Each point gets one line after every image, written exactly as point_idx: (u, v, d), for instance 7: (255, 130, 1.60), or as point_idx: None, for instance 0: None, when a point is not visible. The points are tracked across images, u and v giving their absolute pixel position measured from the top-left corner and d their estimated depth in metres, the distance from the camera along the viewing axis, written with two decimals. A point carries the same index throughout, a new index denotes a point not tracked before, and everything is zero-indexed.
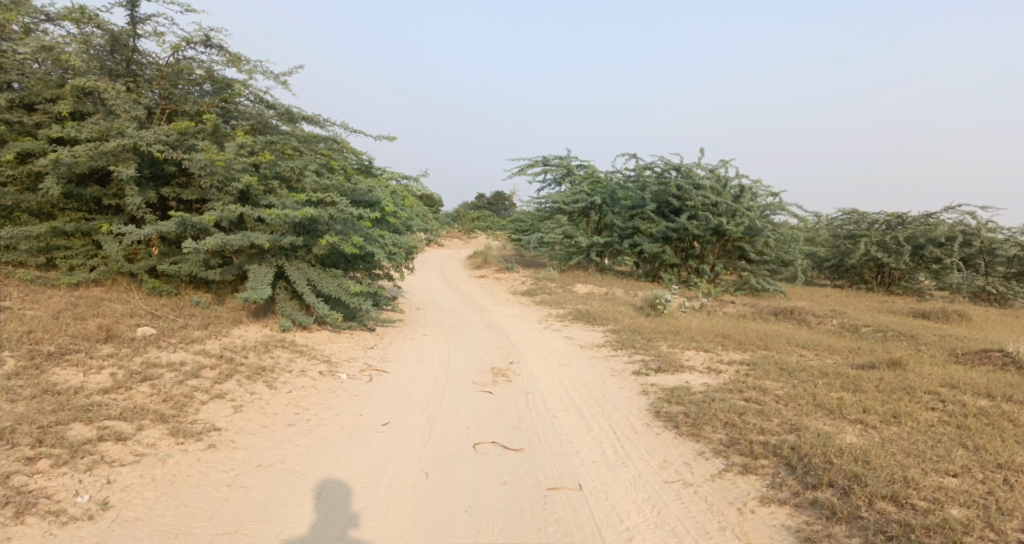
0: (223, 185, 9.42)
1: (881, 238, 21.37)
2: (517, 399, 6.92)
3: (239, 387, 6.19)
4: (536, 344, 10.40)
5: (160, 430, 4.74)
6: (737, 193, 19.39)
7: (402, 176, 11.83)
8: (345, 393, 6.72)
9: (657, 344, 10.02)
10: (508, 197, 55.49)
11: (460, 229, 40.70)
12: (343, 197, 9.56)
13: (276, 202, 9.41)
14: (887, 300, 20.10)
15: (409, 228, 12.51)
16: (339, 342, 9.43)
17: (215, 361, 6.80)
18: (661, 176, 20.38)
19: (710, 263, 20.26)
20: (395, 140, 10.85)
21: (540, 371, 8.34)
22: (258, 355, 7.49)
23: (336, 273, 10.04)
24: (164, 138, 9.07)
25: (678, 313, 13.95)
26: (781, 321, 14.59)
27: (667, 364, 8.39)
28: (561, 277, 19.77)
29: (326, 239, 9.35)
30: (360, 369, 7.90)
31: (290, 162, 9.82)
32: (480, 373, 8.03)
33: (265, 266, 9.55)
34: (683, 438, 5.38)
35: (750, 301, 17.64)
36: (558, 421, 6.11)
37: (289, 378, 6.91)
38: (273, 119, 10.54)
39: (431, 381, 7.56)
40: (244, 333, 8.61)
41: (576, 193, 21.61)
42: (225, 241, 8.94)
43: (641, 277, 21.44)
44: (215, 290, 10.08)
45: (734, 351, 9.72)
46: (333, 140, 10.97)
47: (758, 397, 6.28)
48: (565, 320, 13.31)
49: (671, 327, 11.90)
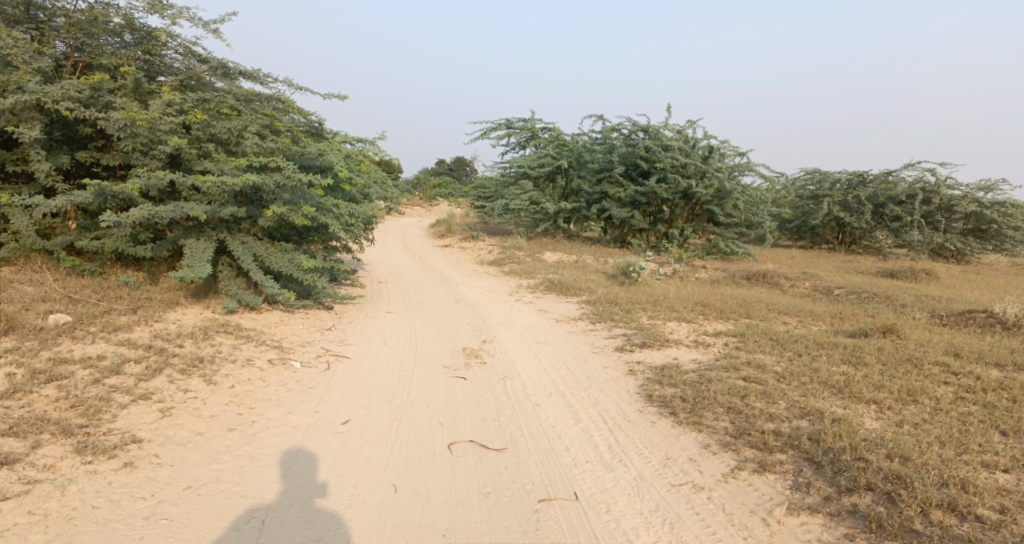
0: (149, 149, 8.38)
1: (846, 197, 21.24)
2: (493, 385, 6.26)
3: (169, 385, 5.34)
4: (508, 319, 9.72)
5: (63, 447, 3.89)
6: (705, 153, 18.85)
7: (356, 139, 10.86)
8: (298, 386, 5.93)
9: (636, 316, 9.43)
10: (469, 163, 54.21)
11: (421, 197, 39.59)
12: (289, 162, 8.62)
13: (212, 168, 8.47)
14: (852, 260, 20.03)
15: (366, 196, 11.58)
16: (292, 323, 8.57)
17: (143, 353, 5.90)
18: (628, 138, 19.70)
19: (679, 227, 19.81)
20: (346, 100, 9.87)
21: (516, 350, 7.68)
22: (196, 343, 6.61)
23: (286, 248, 9.13)
24: (75, 94, 7.95)
25: (651, 280, 13.43)
26: (755, 285, 14.22)
27: (651, 339, 7.80)
28: (528, 245, 19.07)
29: (272, 210, 8.40)
30: (315, 354, 7.09)
31: (227, 123, 8.84)
32: (450, 355, 7.33)
33: (204, 242, 8.58)
34: (684, 428, 4.79)
35: (721, 265, 17.28)
36: (542, 410, 5.49)
37: (231, 370, 6.08)
38: (205, 74, 9.50)
39: (397, 367, 6.83)
40: (181, 317, 7.70)
41: (541, 157, 20.83)
42: (154, 212, 7.97)
43: (608, 243, 20.89)
44: (148, 268, 9.05)
45: (717, 320, 9.21)
46: (276, 99, 9.89)
47: (757, 375, 5.72)
48: (536, 291, 12.66)
49: (647, 296, 11.34)
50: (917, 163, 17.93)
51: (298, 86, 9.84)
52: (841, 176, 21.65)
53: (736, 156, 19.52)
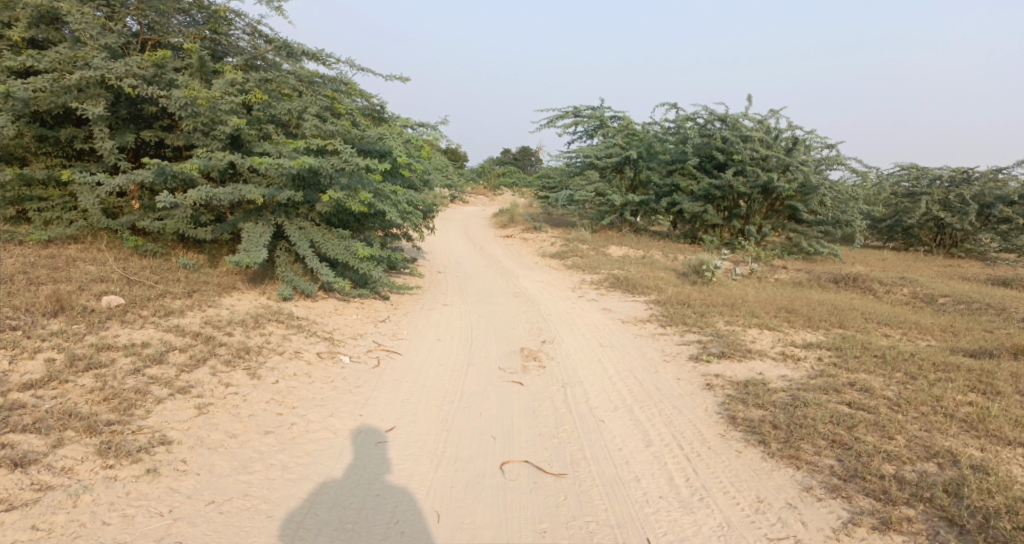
0: (209, 129, 8.18)
1: (946, 196, 19.49)
2: (553, 393, 5.69)
3: (212, 377, 5.01)
4: (570, 318, 9.11)
5: (84, 447, 3.57)
6: (790, 145, 17.59)
7: (418, 123, 10.45)
8: (344, 385, 5.52)
9: (712, 320, 8.65)
10: (535, 152, 53.61)
11: (485, 185, 39.32)
12: (347, 144, 8.29)
13: (271, 149, 8.21)
14: (951, 264, 18.37)
15: (427, 183, 11.19)
16: (347, 313, 8.25)
17: (188, 341, 5.61)
18: (704, 127, 18.60)
19: (756, 224, 18.63)
20: (409, 81, 9.46)
21: (578, 354, 7.08)
22: (246, 332, 6.30)
23: (343, 235, 8.82)
24: (138, 71, 7.79)
25: (727, 281, 12.52)
26: (844, 290, 13.12)
27: (731, 349, 7.04)
28: (593, 238, 18.34)
29: (330, 195, 8.09)
30: (367, 349, 6.70)
31: (287, 104, 8.60)
32: (506, 357, 6.80)
33: (262, 225, 8.35)
34: (778, 463, 4.11)
35: (803, 267, 16.10)
36: (607, 427, 4.89)
37: (278, 362, 5.74)
38: (271, 54, 9.26)
39: (449, 366, 6.35)
40: (235, 303, 7.48)
41: (609, 147, 20.01)
42: (212, 194, 7.76)
43: (678, 238, 19.92)
44: (208, 251, 8.89)
45: (805, 330, 8.33)
46: (339, 80, 9.57)
47: (863, 403, 4.92)
48: (601, 288, 12.02)
49: (724, 298, 10.51)
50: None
51: (361, 67, 9.50)
52: (942, 173, 19.84)
53: (823, 149, 18.15)
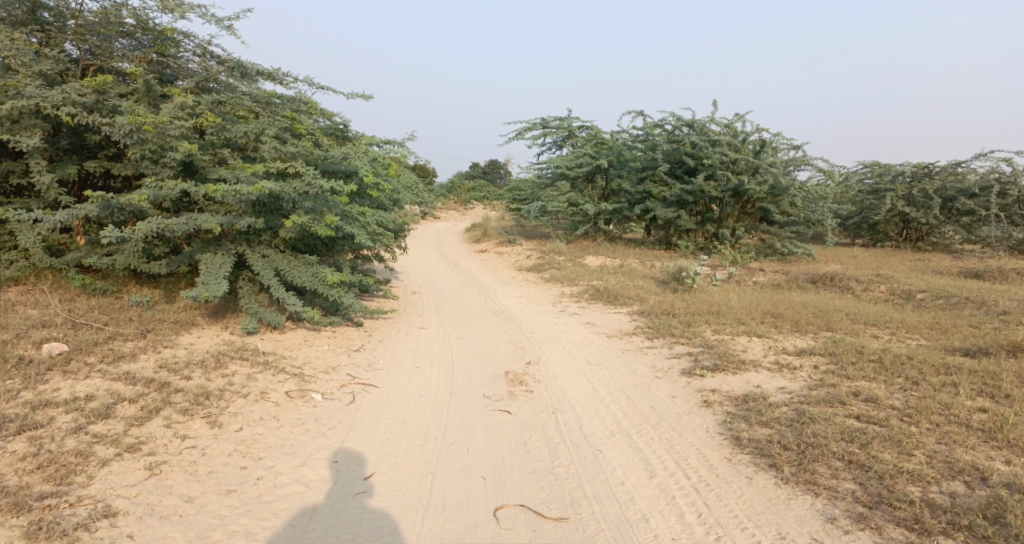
0: (159, 156, 7.68)
1: (910, 191, 19.70)
2: (544, 421, 5.32)
3: (166, 429, 4.53)
4: (553, 335, 8.75)
5: (9, 532, 3.14)
6: (758, 148, 17.57)
7: (384, 141, 10.05)
8: (317, 427, 5.07)
9: (699, 330, 8.36)
10: (504, 165, 53.56)
11: (456, 200, 38.96)
12: (309, 166, 7.87)
13: (227, 175, 7.74)
14: (921, 258, 18.49)
15: (396, 201, 10.78)
16: (318, 344, 7.77)
17: (140, 389, 5.11)
18: (673, 134, 18.52)
19: (730, 227, 18.55)
20: (373, 98, 9.08)
21: (566, 375, 6.73)
22: (206, 374, 5.80)
23: (311, 260, 8.34)
24: (77, 98, 7.31)
25: (708, 287, 12.29)
26: (823, 290, 13.02)
27: (724, 361, 6.73)
28: (569, 249, 18.05)
29: (293, 220, 7.64)
30: (340, 383, 6.24)
31: (243, 127, 8.15)
32: (491, 382, 6.42)
33: (222, 255, 7.85)
34: (794, 490, 3.79)
35: (778, 268, 16.02)
36: (605, 457, 4.54)
37: (242, 405, 5.25)
38: (223, 75, 8.82)
39: (431, 397, 5.95)
40: (196, 340, 6.97)
41: (579, 157, 19.81)
42: (164, 225, 7.25)
43: (653, 245, 19.76)
44: (164, 286, 8.34)
45: (795, 336, 8.09)
46: (298, 100, 9.14)
47: (872, 414, 4.63)
48: (581, 301, 11.71)
49: (707, 306, 10.27)
50: (993, 152, 16.40)
51: (321, 86, 9.08)
52: (905, 168, 20.06)
53: (790, 151, 18.20)
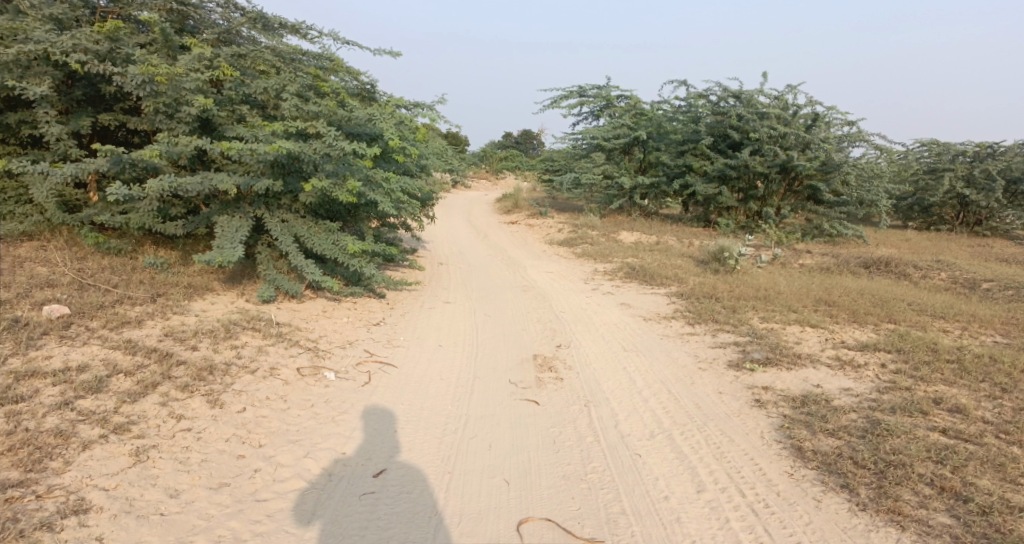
0: (173, 111, 7.22)
1: (971, 172, 18.46)
2: (575, 417, 4.81)
3: (161, 407, 4.07)
4: (585, 316, 8.19)
5: None
6: (810, 122, 16.52)
7: (413, 103, 9.47)
8: (326, 411, 4.60)
9: (745, 317, 7.72)
10: (537, 135, 52.54)
11: (487, 170, 38.28)
12: (330, 127, 7.38)
13: (244, 133, 7.25)
14: (978, 244, 17.36)
15: (425, 167, 10.23)
16: (337, 315, 7.34)
17: (140, 360, 4.66)
18: (718, 105, 17.52)
19: (774, 206, 17.61)
20: (401, 56, 8.48)
21: (600, 363, 6.19)
22: (214, 345, 5.35)
23: (331, 227, 7.87)
24: (89, 45, 6.86)
25: (751, 269, 11.55)
26: (875, 275, 12.17)
27: (776, 354, 6.10)
28: (603, 224, 17.32)
29: (312, 185, 7.15)
30: (356, 361, 5.78)
31: (263, 82, 7.65)
32: (518, 368, 5.93)
33: (239, 218, 7.40)
34: (876, 521, 3.23)
35: (826, 250, 15.11)
36: (645, 462, 3.99)
37: (249, 382, 4.79)
38: (244, 27, 8.29)
39: (452, 382, 5.49)
40: (209, 306, 6.58)
41: (617, 127, 18.94)
42: (177, 185, 6.81)
43: (691, 222, 18.91)
44: (181, 248, 7.92)
45: (852, 328, 7.39)
46: (323, 57, 8.59)
47: (962, 429, 4.00)
48: (616, 279, 11.10)
49: (752, 289, 9.57)
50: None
51: (347, 40, 8.51)
52: (966, 147, 18.78)
53: (843, 126, 17.10)
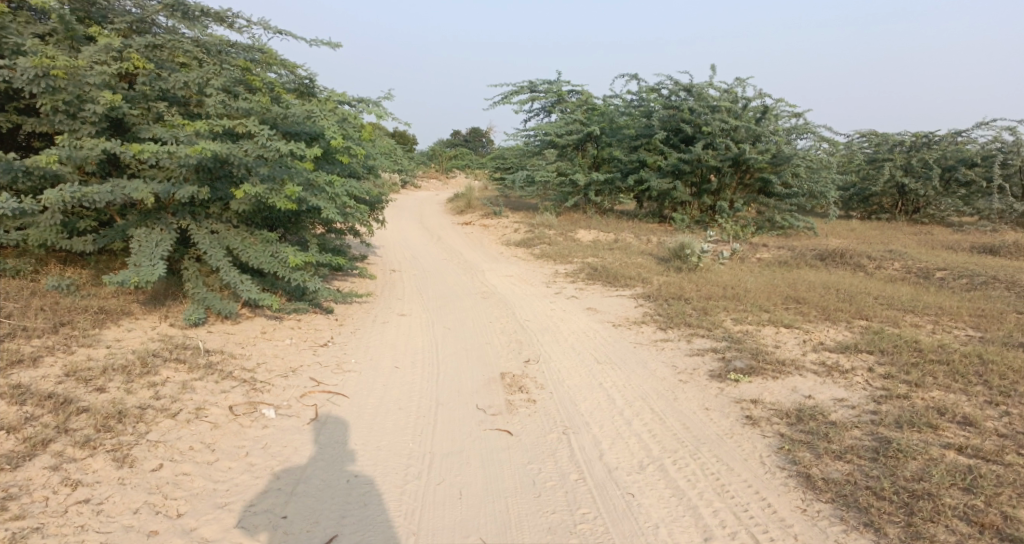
0: (76, 110, 6.39)
1: (909, 161, 18.82)
2: (554, 449, 4.29)
3: (52, 472, 3.36)
4: (551, 325, 7.68)
5: None
6: (759, 115, 16.51)
7: (356, 100, 8.75)
8: (264, 460, 3.93)
9: (718, 320, 7.36)
10: (485, 133, 52.07)
11: (437, 169, 37.48)
12: (263, 125, 6.68)
13: (162, 133, 6.47)
14: (922, 231, 17.67)
15: (372, 168, 9.52)
16: (279, 336, 6.61)
17: (30, 410, 3.90)
18: (669, 99, 17.17)
19: (728, 199, 17.51)
20: (342, 47, 7.77)
21: (573, 379, 5.69)
22: (128, 385, 4.59)
23: (269, 237, 7.11)
24: None
25: (714, 266, 11.27)
26: (833, 267, 12.10)
27: (760, 362, 5.70)
28: (559, 222, 16.88)
29: (244, 190, 6.41)
30: (300, 393, 5.10)
31: (182, 75, 6.84)
32: (485, 391, 5.38)
33: (161, 231, 6.57)
34: None
35: (781, 243, 15.07)
36: (641, 505, 3.50)
37: (168, 429, 4.08)
38: (160, 15, 7.43)
39: (412, 412, 4.90)
40: (127, 333, 5.77)
41: (569, 123, 18.54)
42: (82, 193, 5.98)
43: (645, 218, 18.69)
44: (94, 266, 7.04)
45: (827, 328, 7.09)
46: (254, 48, 7.80)
47: (981, 447, 3.67)
48: (578, 281, 10.64)
49: (719, 288, 9.25)
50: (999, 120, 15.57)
51: (280, 30, 7.74)
52: (903, 138, 19.15)
53: (791, 118, 17.15)
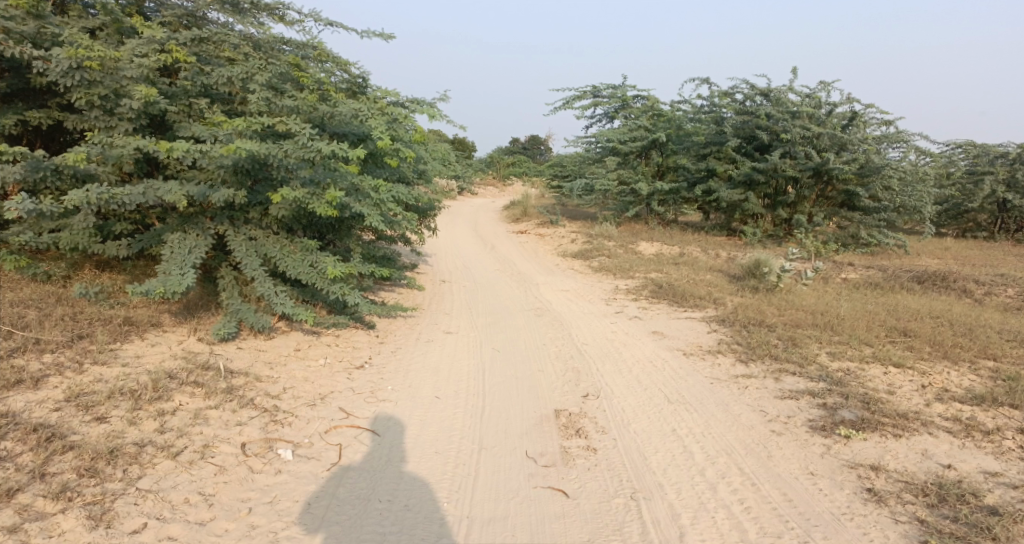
0: (113, 105, 5.93)
1: (1011, 176, 16.99)
2: (622, 522, 3.47)
3: (8, 535, 2.79)
4: (612, 350, 6.81)
5: None
6: (844, 121, 15.11)
7: (408, 100, 8.14)
8: (272, 521, 3.27)
9: (811, 354, 6.33)
10: (544, 140, 51.39)
11: (494, 176, 36.96)
12: (305, 125, 6.09)
13: (201, 132, 5.97)
14: None
15: (424, 172, 8.89)
16: (314, 354, 5.99)
17: (9, 446, 3.36)
18: (743, 105, 16.15)
19: (806, 212, 16.14)
20: (394, 40, 7.16)
21: (641, 423, 4.80)
22: (133, 412, 4.01)
23: (310, 245, 6.53)
24: (7, 23, 5.63)
25: (795, 287, 10.11)
26: (933, 292, 10.73)
27: (874, 412, 4.70)
28: (621, 234, 15.91)
29: (284, 194, 5.85)
30: (326, 427, 4.42)
31: (226, 70, 6.36)
32: (538, 433, 4.58)
33: (195, 236, 6.07)
34: None
35: (868, 262, 13.68)
36: None
37: (164, 472, 3.47)
38: (211, 8, 6.98)
39: (451, 458, 4.16)
40: (150, 347, 5.25)
41: (633, 129, 17.55)
42: (111, 194, 5.48)
43: (712, 230, 17.51)
44: (129, 270, 6.60)
45: (946, 370, 5.96)
46: (307, 44, 7.32)
47: None
48: (642, 299, 9.72)
49: (805, 314, 8.14)
50: None
51: (331, 22, 7.19)
52: (1005, 150, 17.28)
53: (880, 126, 15.68)
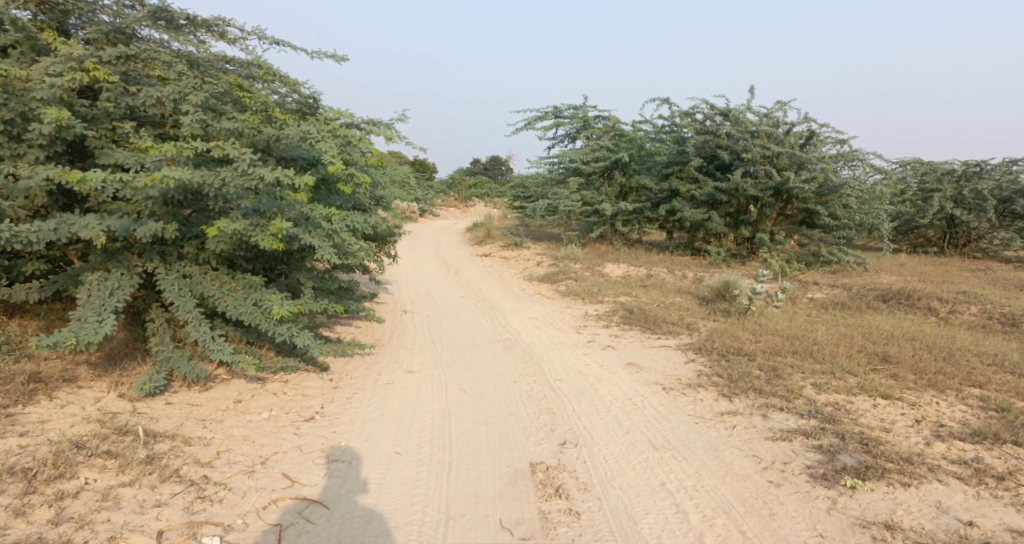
0: (20, 130, 5.24)
1: (959, 192, 17.26)
2: None
3: None
4: (587, 387, 6.32)
5: None
6: (802, 140, 15.12)
7: (363, 121, 7.59)
8: None
9: (797, 386, 5.95)
10: (505, 161, 51.18)
11: (455, 197, 36.45)
12: (245, 150, 5.49)
13: (124, 159, 5.30)
14: (981, 268, 16.11)
15: (380, 198, 8.33)
16: (257, 406, 5.35)
17: None
18: (703, 124, 16.07)
19: (768, 231, 16.06)
20: (347, 61, 6.63)
21: (626, 477, 4.32)
22: (23, 500, 3.35)
23: (252, 281, 5.89)
24: None
25: (767, 309, 9.83)
26: (900, 311, 10.61)
27: (877, 457, 4.32)
28: (586, 255, 15.53)
29: (220, 227, 5.23)
30: (266, 501, 3.81)
31: (155, 90, 5.70)
32: (513, 495, 4.05)
33: (120, 275, 5.38)
34: None
35: (832, 281, 13.62)
36: None
37: None
38: (141, 24, 6.31)
39: (413, 534, 3.60)
40: (61, 408, 4.55)
41: (594, 150, 17.29)
42: (14, 232, 4.74)
43: (677, 250, 17.32)
44: (44, 315, 5.84)
45: (935, 401, 5.67)
46: (251, 63, 6.67)
47: None
48: (612, 326, 9.28)
49: (782, 340, 7.81)
50: None
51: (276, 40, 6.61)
52: (952, 167, 17.58)
53: (836, 145, 15.77)
